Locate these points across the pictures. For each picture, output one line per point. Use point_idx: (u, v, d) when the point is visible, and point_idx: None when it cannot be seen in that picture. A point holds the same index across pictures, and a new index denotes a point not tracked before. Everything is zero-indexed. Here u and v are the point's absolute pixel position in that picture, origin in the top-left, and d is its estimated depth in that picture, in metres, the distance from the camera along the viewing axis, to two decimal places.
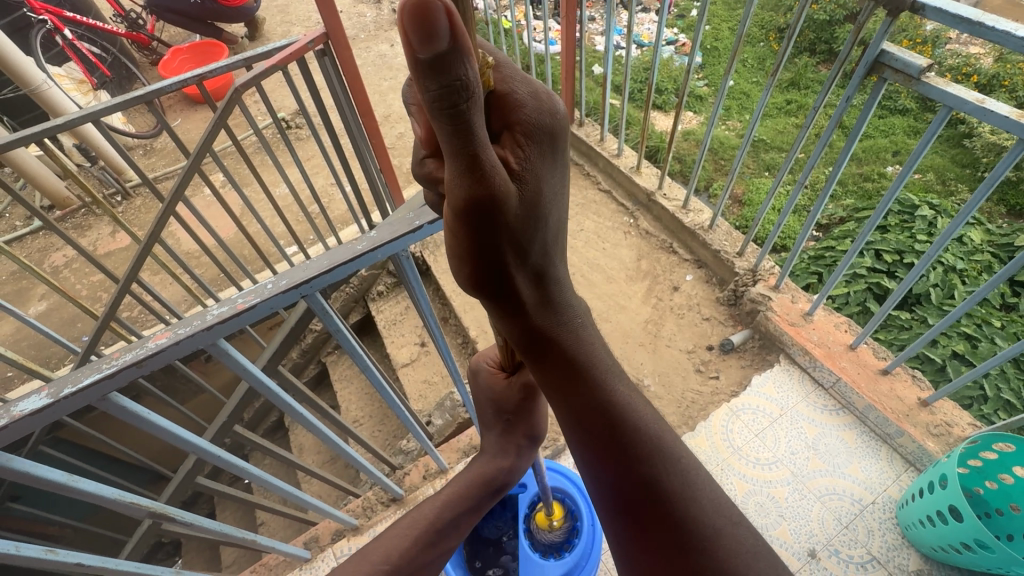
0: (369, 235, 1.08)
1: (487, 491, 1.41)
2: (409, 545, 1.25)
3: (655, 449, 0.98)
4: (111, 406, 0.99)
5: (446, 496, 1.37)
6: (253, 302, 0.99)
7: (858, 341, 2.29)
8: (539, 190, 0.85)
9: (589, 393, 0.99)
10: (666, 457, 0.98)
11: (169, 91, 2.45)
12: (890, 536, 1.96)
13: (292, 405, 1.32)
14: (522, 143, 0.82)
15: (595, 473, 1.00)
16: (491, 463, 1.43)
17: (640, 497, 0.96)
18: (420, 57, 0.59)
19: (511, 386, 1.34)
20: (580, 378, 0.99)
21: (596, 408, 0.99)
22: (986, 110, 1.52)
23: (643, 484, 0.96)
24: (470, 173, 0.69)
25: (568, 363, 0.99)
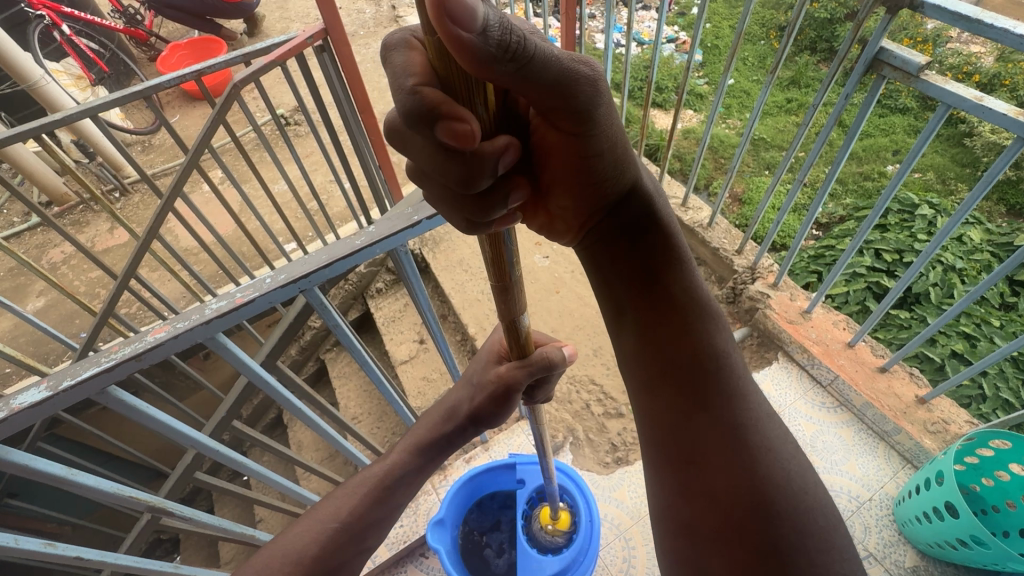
0: (366, 230, 1.08)
1: (438, 451, 1.29)
2: (357, 504, 1.17)
3: (723, 336, 1.02)
4: (110, 399, 0.99)
5: (395, 457, 1.26)
6: (251, 296, 0.98)
7: (856, 339, 2.30)
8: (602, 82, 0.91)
9: (670, 278, 1.03)
10: (733, 347, 1.01)
11: (167, 86, 2.43)
12: (887, 533, 1.96)
13: (291, 400, 1.32)
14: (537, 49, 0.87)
15: (662, 352, 1.00)
16: (441, 424, 1.30)
17: (707, 376, 0.96)
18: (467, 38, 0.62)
19: (491, 368, 1.27)
20: (660, 261, 1.04)
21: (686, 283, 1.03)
22: (983, 107, 1.53)
23: (711, 364, 0.97)
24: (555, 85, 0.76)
25: (654, 248, 1.04)
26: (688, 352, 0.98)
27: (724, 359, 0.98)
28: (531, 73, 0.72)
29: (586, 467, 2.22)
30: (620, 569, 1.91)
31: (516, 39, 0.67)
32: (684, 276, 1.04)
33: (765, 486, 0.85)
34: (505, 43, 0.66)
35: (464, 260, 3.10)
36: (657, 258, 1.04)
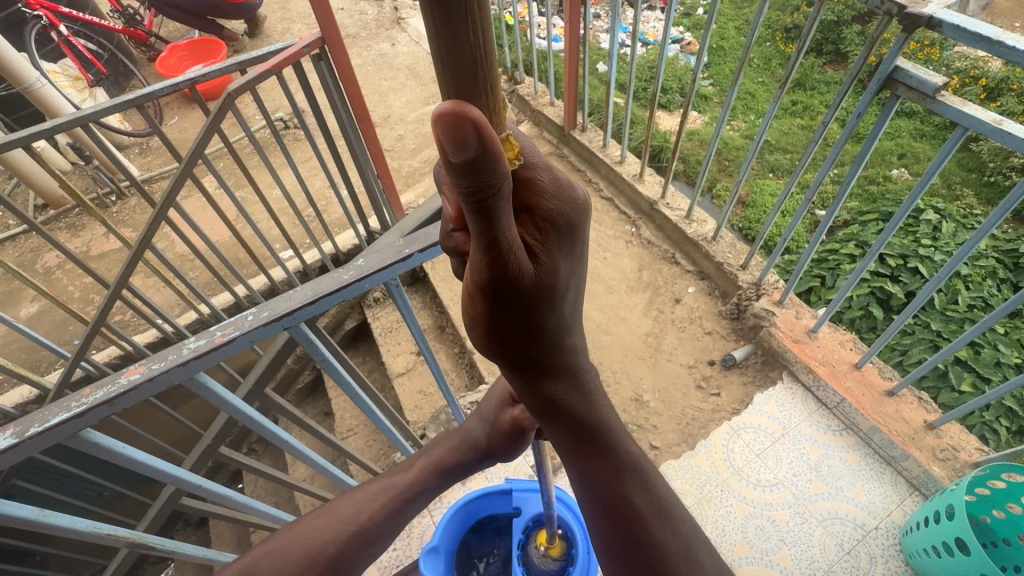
0: (356, 262, 1.03)
1: (449, 475, 1.45)
2: (376, 510, 1.30)
3: (664, 516, 0.98)
4: (81, 442, 0.94)
5: (415, 475, 1.40)
6: (231, 335, 0.93)
7: (863, 360, 2.24)
8: (556, 269, 0.82)
9: (603, 455, 0.98)
10: (671, 528, 0.98)
11: (162, 94, 2.38)
12: (893, 564, 1.91)
13: (275, 432, 1.26)
14: (541, 228, 0.81)
15: (597, 533, 1.00)
16: (454, 454, 1.45)
17: (641, 568, 0.95)
18: (452, 162, 0.60)
19: (505, 412, 1.42)
20: (589, 440, 0.97)
21: (609, 470, 0.97)
22: (1003, 131, 1.46)
23: (649, 553, 0.94)
24: (494, 259, 0.70)
25: (579, 427, 0.97)
26: (622, 540, 0.96)
27: (661, 544, 0.95)
28: (486, 236, 0.67)
29: None
30: None
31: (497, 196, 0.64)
32: (615, 458, 0.98)
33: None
34: (483, 193, 0.62)
35: None
36: (587, 436, 0.97)
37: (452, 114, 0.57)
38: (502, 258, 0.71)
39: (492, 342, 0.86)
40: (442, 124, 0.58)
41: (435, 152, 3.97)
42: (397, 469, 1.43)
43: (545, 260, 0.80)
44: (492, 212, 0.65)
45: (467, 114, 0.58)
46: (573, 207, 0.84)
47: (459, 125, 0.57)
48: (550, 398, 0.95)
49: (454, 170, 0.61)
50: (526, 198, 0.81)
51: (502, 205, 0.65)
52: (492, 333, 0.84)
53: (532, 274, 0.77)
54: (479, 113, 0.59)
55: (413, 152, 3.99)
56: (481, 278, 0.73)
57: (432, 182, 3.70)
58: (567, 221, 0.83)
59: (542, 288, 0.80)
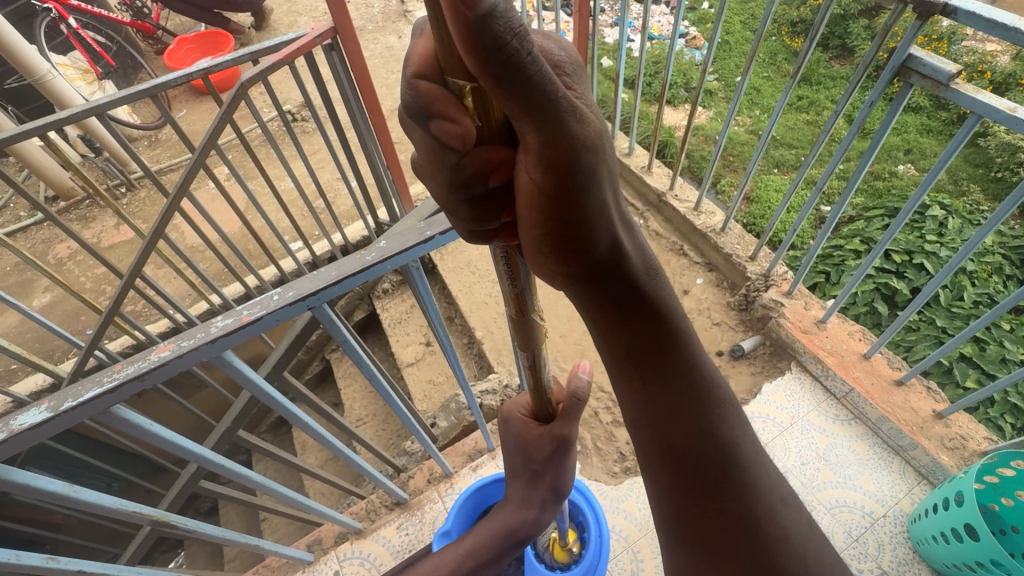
0: (378, 244, 1.04)
1: (509, 542, 1.41)
2: None
3: (731, 416, 0.96)
4: (112, 418, 0.97)
5: (468, 545, 1.40)
6: (258, 314, 0.95)
7: (871, 350, 2.25)
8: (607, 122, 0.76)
9: (671, 362, 0.93)
10: (743, 431, 0.96)
11: (175, 84, 2.39)
12: (901, 550, 1.93)
13: (294, 412, 1.29)
14: (574, 81, 0.75)
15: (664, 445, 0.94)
16: (517, 514, 1.43)
17: (716, 463, 0.92)
18: (469, 20, 0.50)
19: (542, 437, 1.35)
20: (661, 344, 0.92)
21: (677, 367, 0.93)
22: (1016, 118, 1.46)
23: (720, 454, 0.92)
24: (549, 120, 0.61)
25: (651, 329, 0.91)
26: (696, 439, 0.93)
27: (732, 446, 0.94)
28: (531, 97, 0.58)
29: (594, 477, 2.18)
30: None
31: (525, 40, 0.54)
32: (688, 358, 0.94)
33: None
34: (512, 42, 0.52)
35: (471, 262, 3.07)
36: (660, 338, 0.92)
37: None
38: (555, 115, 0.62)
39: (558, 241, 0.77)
40: None
41: None
42: (449, 545, 1.43)
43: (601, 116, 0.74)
44: (534, 62, 0.56)
45: None
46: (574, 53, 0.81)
47: None
48: (626, 299, 0.88)
49: (472, 30, 0.50)
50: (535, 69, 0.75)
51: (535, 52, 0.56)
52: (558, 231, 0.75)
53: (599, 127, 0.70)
54: None
55: None
56: (552, 152, 0.64)
57: None
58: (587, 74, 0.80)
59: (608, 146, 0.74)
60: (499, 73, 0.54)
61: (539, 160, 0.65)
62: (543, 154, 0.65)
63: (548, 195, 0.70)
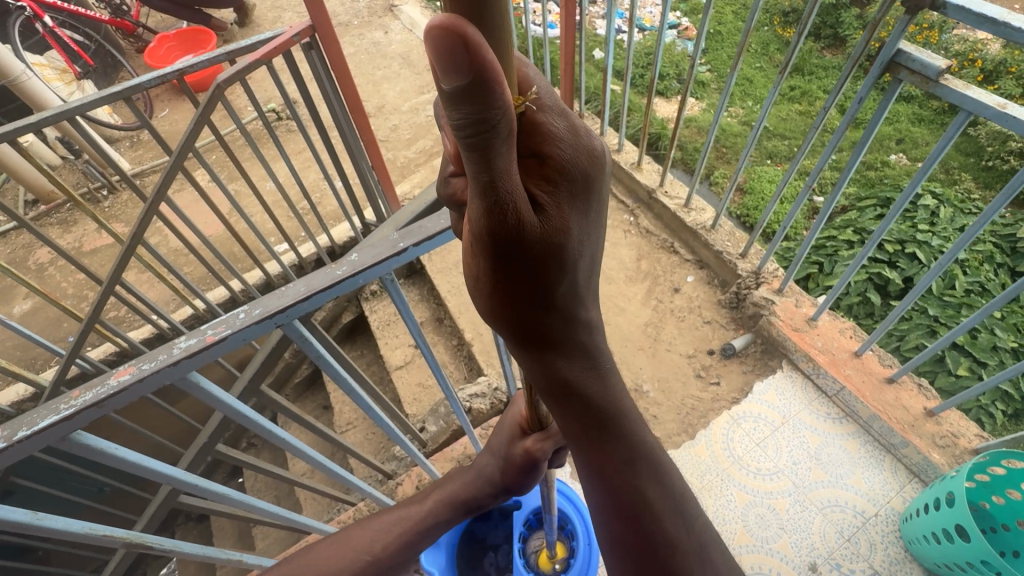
0: (350, 257, 1.00)
1: (462, 509, 1.48)
2: (389, 541, 1.38)
3: (678, 514, 0.96)
4: (73, 445, 0.92)
5: (429, 506, 1.45)
6: (222, 334, 0.90)
7: (863, 348, 2.23)
8: (565, 228, 0.71)
9: (617, 451, 0.94)
10: (691, 533, 0.95)
11: (149, 86, 2.31)
12: (893, 550, 1.92)
13: (271, 429, 1.25)
14: (552, 179, 0.69)
15: (614, 538, 0.96)
16: (472, 484, 1.49)
17: (656, 564, 0.92)
18: (445, 90, 0.51)
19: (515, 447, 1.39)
20: (606, 435, 0.93)
21: (619, 457, 0.94)
22: (1006, 115, 1.43)
23: (664, 552, 0.92)
24: (494, 209, 0.60)
25: (594, 420, 0.92)
26: (638, 535, 0.93)
27: (681, 545, 0.93)
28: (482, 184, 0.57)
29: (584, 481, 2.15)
30: None
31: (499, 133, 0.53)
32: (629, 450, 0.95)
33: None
34: (478, 131, 0.52)
35: (460, 262, 3.03)
36: (604, 427, 0.93)
37: (446, 27, 0.47)
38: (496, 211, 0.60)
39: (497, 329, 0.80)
40: (433, 38, 0.47)
41: (430, 142, 3.92)
42: (410, 501, 1.47)
43: (555, 217, 0.69)
44: (496, 144, 0.53)
45: (464, 33, 0.48)
46: (588, 156, 0.72)
47: (452, 41, 0.47)
48: (574, 391, 0.89)
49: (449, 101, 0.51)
50: (534, 143, 0.68)
51: (507, 140, 0.54)
52: (501, 313, 0.78)
53: (542, 234, 0.68)
54: (479, 35, 0.48)
55: (408, 142, 3.94)
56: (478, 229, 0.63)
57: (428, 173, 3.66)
58: (583, 173, 0.72)
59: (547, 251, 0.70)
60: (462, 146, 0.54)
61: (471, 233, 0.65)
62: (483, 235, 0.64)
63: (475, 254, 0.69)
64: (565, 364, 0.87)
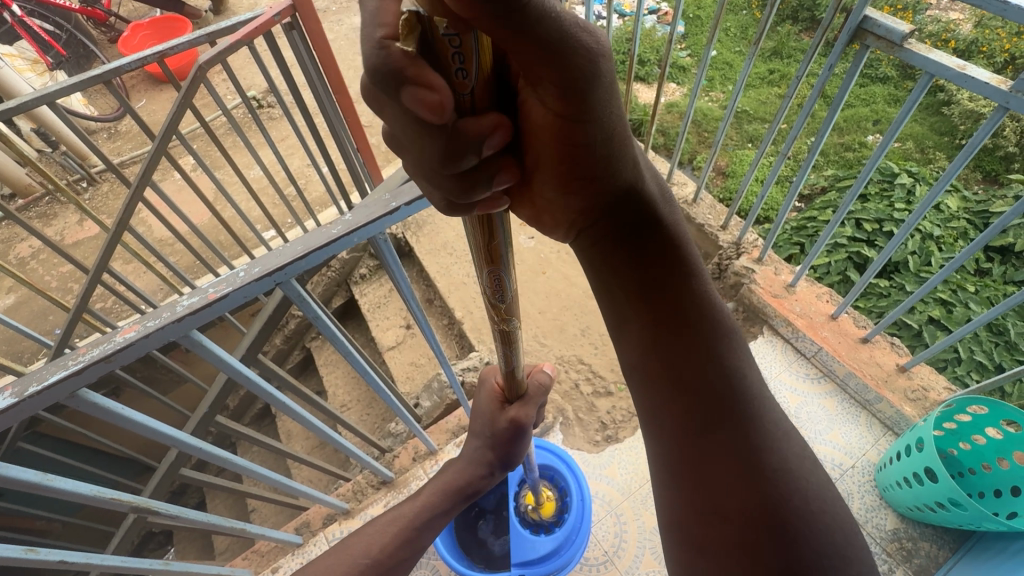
0: (344, 218, 1.03)
1: (461, 496, 1.49)
2: (387, 541, 1.35)
3: (740, 351, 0.95)
4: (82, 403, 0.95)
5: (424, 499, 1.45)
6: (224, 291, 0.94)
7: (838, 311, 2.33)
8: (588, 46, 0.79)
9: (682, 291, 0.95)
10: (748, 365, 0.95)
11: (128, 70, 2.29)
12: (868, 498, 2.03)
13: (272, 394, 1.29)
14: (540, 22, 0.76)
15: (668, 370, 0.93)
16: (466, 470, 1.50)
17: (718, 394, 0.90)
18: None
19: (500, 417, 1.47)
20: (673, 278, 0.95)
21: (681, 293, 0.95)
22: (966, 76, 1.51)
23: (727, 387, 0.91)
24: (553, 54, 0.64)
25: (661, 259, 0.97)
26: (700, 366, 0.92)
27: (738, 371, 0.92)
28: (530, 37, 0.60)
29: (576, 446, 2.22)
30: (612, 543, 1.96)
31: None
32: (694, 282, 0.97)
33: (770, 506, 0.82)
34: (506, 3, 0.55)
35: (448, 244, 3.07)
36: (663, 270, 0.96)
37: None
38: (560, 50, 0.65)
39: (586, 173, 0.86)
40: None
41: None
42: (404, 500, 1.47)
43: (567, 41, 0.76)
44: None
45: None
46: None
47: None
48: (632, 224, 0.96)
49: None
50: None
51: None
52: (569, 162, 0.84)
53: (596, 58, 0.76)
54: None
55: None
56: (550, 81, 0.68)
57: None
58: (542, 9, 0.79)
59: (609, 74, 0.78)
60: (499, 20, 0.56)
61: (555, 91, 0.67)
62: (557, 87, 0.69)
63: (560, 115, 0.76)
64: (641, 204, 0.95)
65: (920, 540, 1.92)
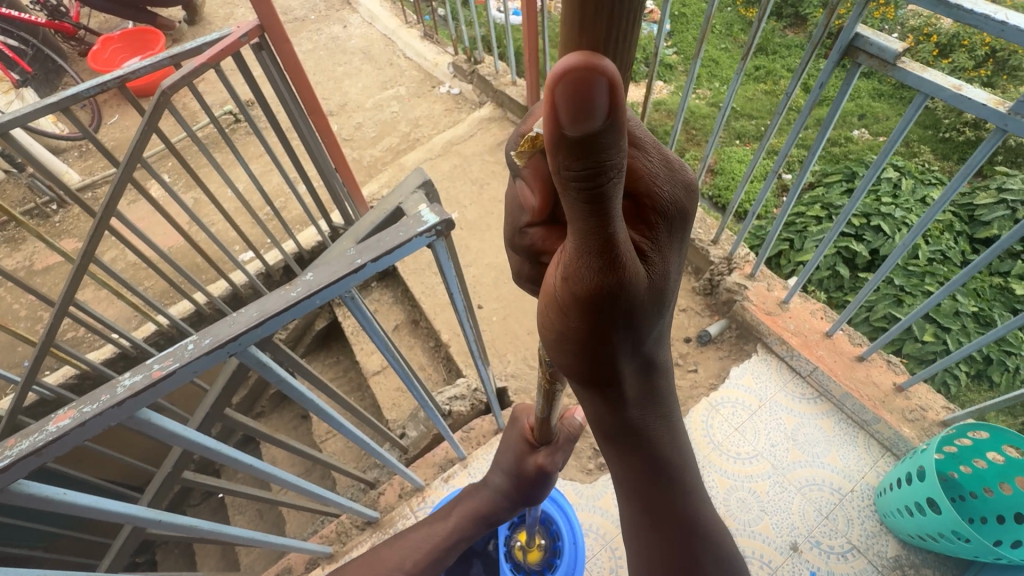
0: (305, 278, 0.95)
1: (483, 524, 1.50)
2: (421, 556, 1.41)
3: (709, 522, 1.11)
4: (13, 496, 0.86)
5: (452, 523, 1.47)
6: (171, 367, 0.85)
7: (833, 329, 2.27)
8: (663, 273, 0.78)
9: (670, 468, 1.05)
10: (714, 536, 1.12)
11: (89, 95, 2.17)
12: (869, 524, 1.97)
13: (236, 456, 1.20)
14: (652, 225, 0.78)
15: (649, 526, 1.09)
16: (490, 499, 1.50)
17: (686, 562, 1.07)
18: (565, 136, 0.50)
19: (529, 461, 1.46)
20: (659, 468, 1.04)
21: (670, 469, 1.05)
22: (963, 97, 1.45)
23: (692, 555, 1.08)
24: (599, 259, 0.62)
25: (656, 442, 1.01)
26: (677, 533, 1.08)
27: (704, 543, 1.10)
28: (598, 231, 0.58)
29: (568, 476, 2.13)
30: None
31: (614, 177, 0.53)
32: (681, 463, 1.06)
33: None
34: (602, 181, 0.53)
35: (433, 262, 2.97)
36: (664, 450, 1.02)
37: (584, 73, 0.46)
38: (612, 264, 0.63)
39: (565, 355, 0.81)
40: (570, 83, 0.47)
41: (396, 139, 3.84)
42: (433, 518, 1.50)
43: (655, 262, 0.77)
44: (608, 195, 0.54)
45: (601, 73, 0.47)
46: (685, 189, 0.82)
47: (588, 91, 0.46)
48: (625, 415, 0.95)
49: (564, 148, 0.51)
50: (635, 184, 0.78)
51: (616, 195, 0.55)
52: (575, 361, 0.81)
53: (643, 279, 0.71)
54: (614, 71, 0.48)
55: (373, 140, 3.87)
56: (578, 281, 0.65)
57: (395, 170, 3.58)
58: (678, 211, 0.80)
59: (651, 300, 0.76)
60: (581, 199, 0.54)
61: (564, 271, 0.66)
62: (579, 289, 0.66)
63: (564, 310, 0.72)
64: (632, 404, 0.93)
65: (923, 567, 1.87)
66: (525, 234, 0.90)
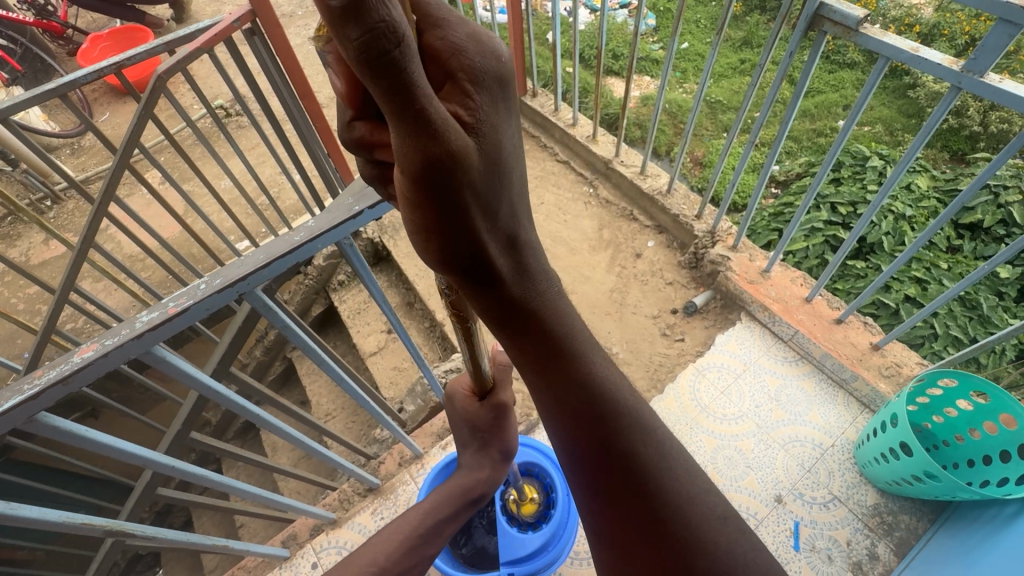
0: (307, 224, 1.02)
1: (465, 501, 1.51)
2: (393, 549, 1.37)
3: (641, 427, 0.95)
4: (41, 428, 0.92)
5: (428, 504, 1.48)
6: (185, 304, 0.92)
7: (812, 293, 2.37)
8: (499, 142, 0.70)
9: (571, 375, 0.92)
10: (654, 441, 0.95)
11: (86, 82, 2.22)
12: (849, 475, 2.06)
13: (247, 407, 1.25)
14: (470, 92, 0.68)
15: (567, 446, 0.96)
16: (467, 476, 1.53)
17: (618, 474, 0.92)
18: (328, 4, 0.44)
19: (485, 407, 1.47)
20: (562, 371, 0.91)
21: (571, 378, 0.92)
22: (920, 58, 1.54)
23: (628, 465, 0.91)
24: (417, 129, 0.56)
25: (544, 342, 0.90)
26: (600, 445, 0.93)
27: (641, 451, 0.92)
28: (405, 102, 0.52)
29: None
30: None
31: (404, 46, 0.48)
32: (583, 366, 0.92)
33: None
34: (394, 52, 0.48)
35: None
36: (559, 354, 0.91)
37: None
38: (426, 128, 0.56)
39: (435, 244, 0.72)
40: None
41: None
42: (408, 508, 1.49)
43: (485, 131, 0.68)
44: (401, 63, 0.49)
45: None
46: (500, 55, 0.72)
47: None
48: (511, 307, 0.85)
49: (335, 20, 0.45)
50: (442, 60, 0.68)
51: (411, 58, 0.50)
52: (448, 250, 0.73)
53: (475, 150, 0.64)
54: None
55: None
56: (407, 161, 0.59)
57: None
58: (499, 78, 0.71)
59: (487, 170, 0.68)
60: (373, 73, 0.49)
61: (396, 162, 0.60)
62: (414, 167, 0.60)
63: (411, 193, 0.65)
64: (510, 295, 0.83)
65: (901, 513, 1.97)
66: (353, 130, 0.74)
